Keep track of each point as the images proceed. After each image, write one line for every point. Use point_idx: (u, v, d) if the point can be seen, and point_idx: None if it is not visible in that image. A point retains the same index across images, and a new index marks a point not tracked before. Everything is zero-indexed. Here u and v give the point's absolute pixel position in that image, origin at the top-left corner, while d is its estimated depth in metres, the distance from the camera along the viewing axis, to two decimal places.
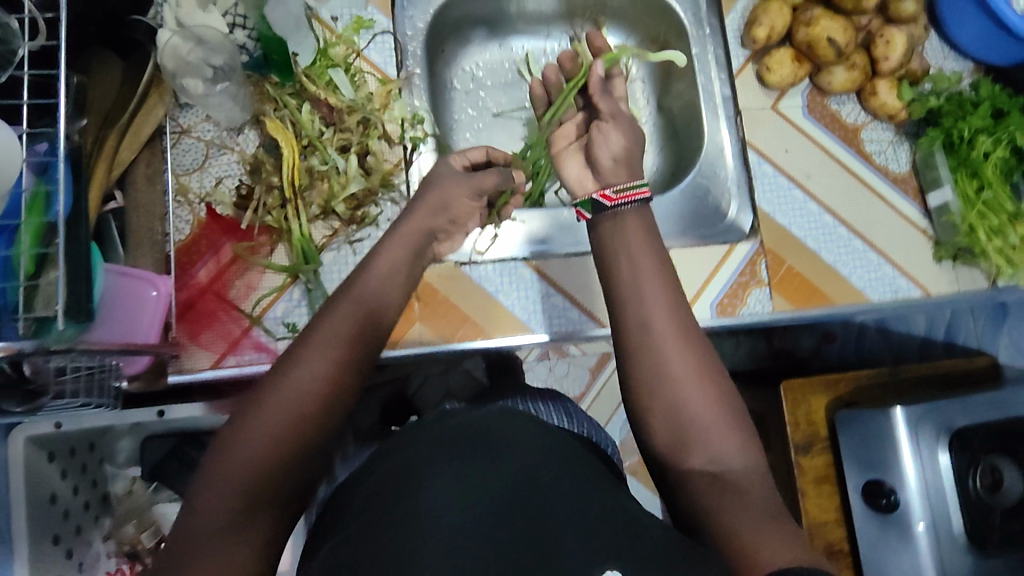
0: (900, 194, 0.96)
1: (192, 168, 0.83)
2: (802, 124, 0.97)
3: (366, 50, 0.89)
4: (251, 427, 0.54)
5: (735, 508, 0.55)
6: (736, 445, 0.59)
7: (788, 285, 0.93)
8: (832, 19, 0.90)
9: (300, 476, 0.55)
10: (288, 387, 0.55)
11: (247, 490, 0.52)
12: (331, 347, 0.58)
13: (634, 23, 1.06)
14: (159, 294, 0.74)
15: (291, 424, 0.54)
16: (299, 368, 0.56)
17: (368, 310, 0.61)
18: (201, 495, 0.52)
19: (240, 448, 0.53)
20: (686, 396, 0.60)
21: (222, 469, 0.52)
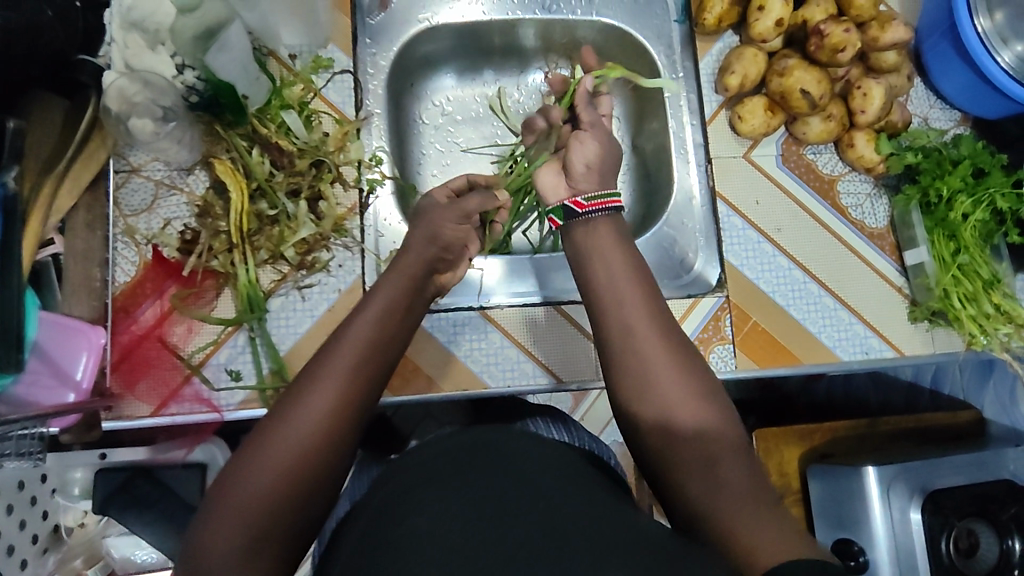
0: (876, 250, 0.93)
1: (140, 208, 0.80)
2: (775, 174, 0.93)
3: (324, 90, 0.87)
4: (256, 460, 0.51)
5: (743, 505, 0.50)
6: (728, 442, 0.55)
7: (752, 343, 0.89)
8: (807, 70, 0.86)
9: (308, 513, 0.52)
10: (290, 420, 0.53)
11: (249, 528, 0.49)
12: (336, 380, 0.55)
13: (610, 59, 1.03)
14: (92, 344, 0.76)
15: (294, 457, 0.51)
16: (302, 400, 0.54)
17: (373, 342, 0.59)
18: (202, 540, 0.49)
19: (244, 482, 0.50)
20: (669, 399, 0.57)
21: (228, 503, 0.50)
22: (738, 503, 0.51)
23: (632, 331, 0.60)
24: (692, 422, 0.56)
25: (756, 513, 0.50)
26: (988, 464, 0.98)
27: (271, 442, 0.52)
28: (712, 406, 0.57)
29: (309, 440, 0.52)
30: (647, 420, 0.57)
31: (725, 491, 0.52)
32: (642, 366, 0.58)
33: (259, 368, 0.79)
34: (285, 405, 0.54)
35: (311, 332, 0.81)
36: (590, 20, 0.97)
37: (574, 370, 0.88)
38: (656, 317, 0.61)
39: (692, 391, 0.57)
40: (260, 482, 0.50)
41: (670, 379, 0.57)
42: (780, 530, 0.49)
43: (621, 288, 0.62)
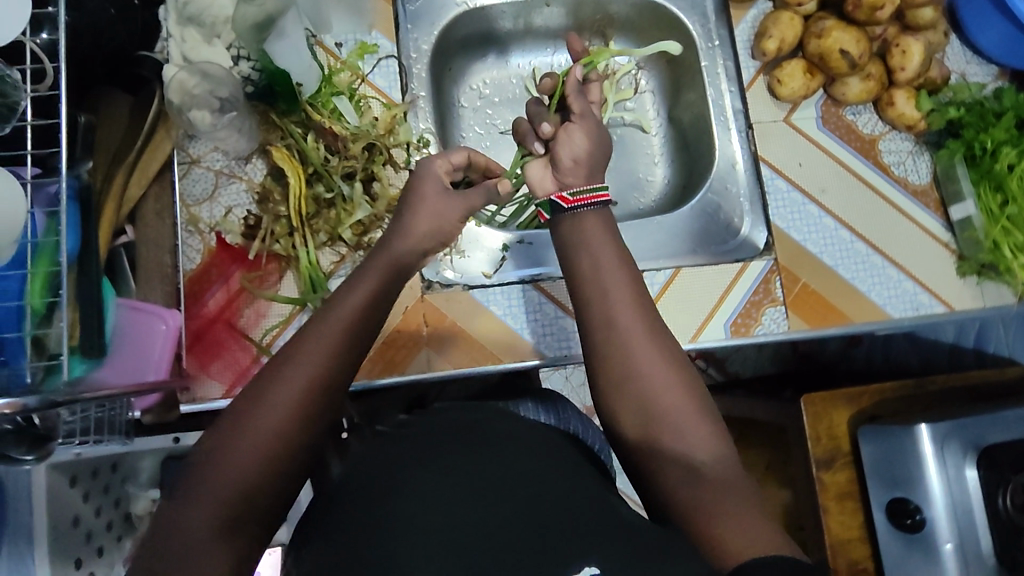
0: (921, 207, 0.94)
1: (201, 197, 0.84)
2: (816, 135, 0.94)
3: (371, 75, 0.90)
4: (238, 438, 0.50)
5: (715, 510, 0.52)
6: (710, 440, 0.56)
7: (803, 303, 0.90)
8: (844, 30, 0.87)
9: (295, 476, 0.52)
10: (278, 385, 0.52)
11: (236, 490, 0.49)
12: (319, 360, 0.54)
13: (643, 34, 1.05)
14: (167, 328, 0.77)
15: (285, 423, 0.51)
16: (290, 367, 0.53)
17: (362, 310, 0.59)
18: (187, 504, 0.48)
19: (225, 460, 0.49)
20: (652, 394, 0.58)
21: (208, 479, 0.49)
22: (717, 499, 0.53)
23: (631, 304, 0.61)
24: (680, 419, 0.57)
25: (737, 511, 0.52)
26: None
27: (259, 408, 0.51)
28: (699, 403, 0.58)
29: (298, 407, 0.52)
30: (626, 412, 0.58)
31: (706, 489, 0.54)
32: (633, 363, 0.58)
33: None
34: (273, 372, 0.53)
35: None
36: None
37: None
38: (639, 306, 0.61)
39: (679, 385, 0.58)
40: (250, 447, 0.50)
41: (662, 375, 0.58)
42: (763, 532, 0.51)
43: (611, 274, 0.63)
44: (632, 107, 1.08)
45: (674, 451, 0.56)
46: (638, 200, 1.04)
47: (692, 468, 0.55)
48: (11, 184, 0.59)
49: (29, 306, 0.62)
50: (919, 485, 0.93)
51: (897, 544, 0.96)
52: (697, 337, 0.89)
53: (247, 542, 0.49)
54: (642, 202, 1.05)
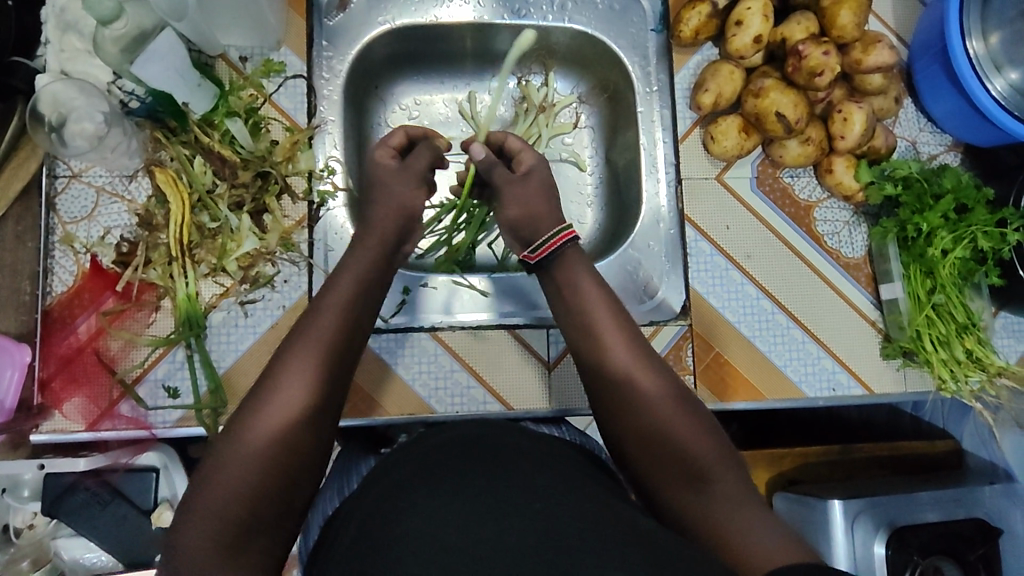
0: (852, 282, 0.89)
1: (80, 216, 0.78)
2: (748, 196, 0.89)
3: (275, 95, 0.84)
4: (235, 458, 0.53)
5: (733, 512, 0.55)
6: (705, 442, 0.60)
7: (713, 374, 0.86)
8: (782, 92, 0.81)
9: (294, 490, 0.54)
10: (273, 394, 0.57)
11: (239, 506, 0.51)
12: (307, 375, 0.58)
13: (582, 69, 0.99)
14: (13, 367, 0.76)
15: (279, 435, 0.55)
16: (282, 381, 0.58)
17: (341, 325, 0.63)
18: (187, 523, 0.50)
19: (226, 479, 0.52)
20: (651, 410, 0.62)
21: (209, 497, 0.51)
22: (726, 503, 0.56)
23: (611, 353, 0.66)
24: (678, 434, 0.60)
25: (752, 516, 0.55)
26: (963, 501, 0.95)
27: (252, 424, 0.55)
28: (698, 423, 0.61)
29: (295, 416, 0.56)
30: (628, 434, 0.62)
31: (715, 500, 0.56)
32: (637, 389, 0.63)
33: (196, 387, 0.76)
34: (265, 386, 0.58)
35: (252, 350, 0.79)
36: (562, 27, 0.93)
37: (525, 398, 0.84)
38: (634, 339, 0.67)
39: (679, 408, 0.62)
40: (246, 463, 0.53)
41: (661, 400, 0.62)
42: (780, 535, 0.53)
43: (604, 326, 0.68)
44: (570, 141, 1.02)
45: (677, 470, 0.59)
46: None
47: (698, 483, 0.57)
48: None
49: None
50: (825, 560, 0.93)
51: None
52: None
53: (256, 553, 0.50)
54: None
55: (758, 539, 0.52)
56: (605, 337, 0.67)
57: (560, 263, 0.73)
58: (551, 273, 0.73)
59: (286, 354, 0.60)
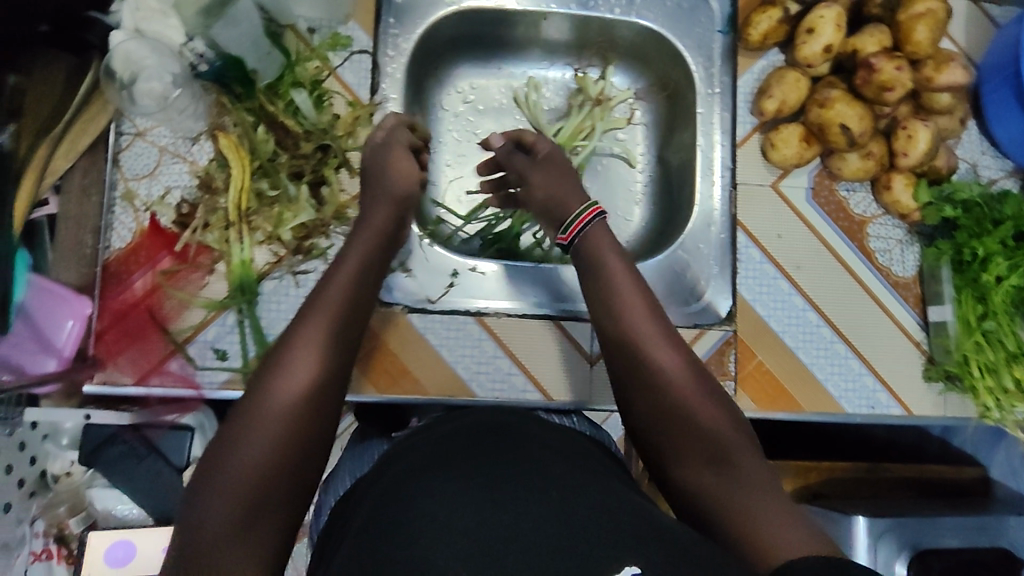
0: (899, 301, 0.89)
1: (142, 173, 0.79)
2: (803, 207, 0.88)
3: (340, 69, 0.84)
4: (247, 435, 0.53)
5: (759, 500, 0.55)
6: (726, 424, 0.60)
7: (753, 382, 0.86)
8: (849, 104, 0.80)
9: (310, 465, 0.54)
10: (279, 376, 0.55)
11: (255, 484, 0.51)
12: (315, 349, 0.57)
13: (643, 64, 0.99)
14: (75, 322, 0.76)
15: (290, 412, 0.54)
16: (292, 357, 0.57)
17: (347, 297, 0.62)
18: (203, 499, 0.50)
19: (239, 457, 0.51)
20: (679, 388, 0.61)
21: (223, 475, 0.51)
22: (751, 492, 0.56)
23: (637, 327, 0.65)
24: (702, 415, 0.60)
25: (776, 503, 0.55)
26: (988, 529, 0.95)
27: (257, 409, 0.54)
28: (724, 409, 0.61)
29: (306, 389, 0.55)
30: (648, 411, 0.62)
31: (739, 487, 0.56)
32: (663, 370, 0.62)
33: (245, 351, 0.77)
34: (271, 368, 0.57)
35: None
36: (628, 21, 0.92)
37: (565, 389, 0.85)
38: (659, 319, 0.66)
39: (705, 391, 0.62)
40: (261, 439, 0.52)
41: (682, 377, 0.62)
42: (803, 526, 0.53)
43: (632, 300, 0.67)
44: (623, 137, 1.02)
45: (702, 451, 0.58)
46: None
47: (723, 467, 0.57)
48: None
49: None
50: None
51: None
52: None
53: (272, 528, 0.51)
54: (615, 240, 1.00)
55: (782, 528, 0.52)
56: (628, 314, 0.66)
57: (586, 238, 0.73)
58: (578, 247, 0.74)
59: (290, 335, 0.58)
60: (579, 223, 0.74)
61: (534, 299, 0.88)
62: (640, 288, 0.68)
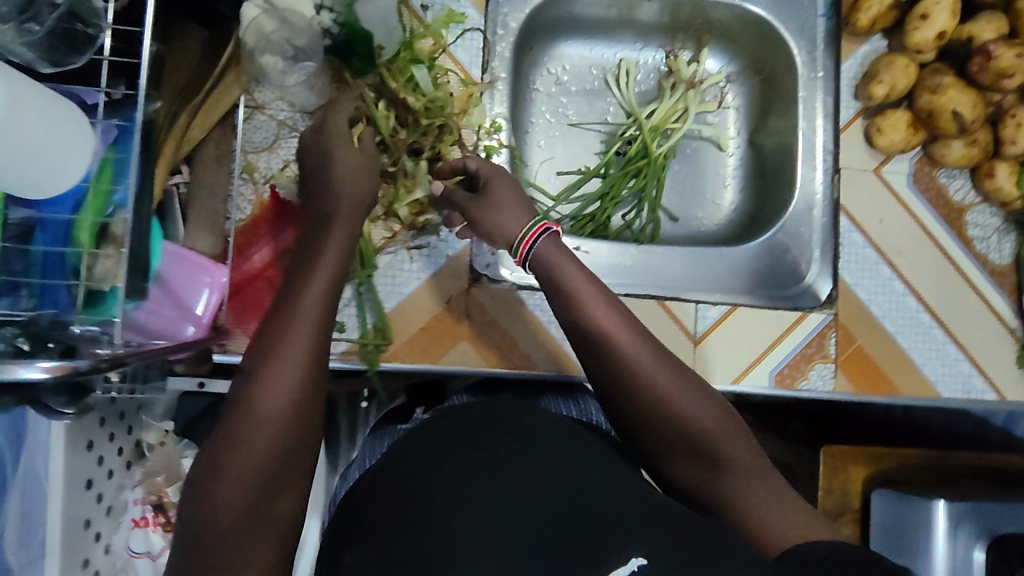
0: (995, 287, 0.90)
1: (261, 147, 0.80)
2: (904, 193, 0.89)
3: (453, 46, 0.84)
4: (240, 439, 0.53)
5: (752, 488, 0.59)
6: (707, 408, 0.62)
7: (853, 365, 0.87)
8: (961, 91, 0.81)
9: (303, 460, 0.56)
10: (259, 396, 0.54)
11: (256, 484, 0.52)
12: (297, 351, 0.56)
13: (738, 47, 1.00)
14: (212, 282, 0.74)
15: (282, 418, 0.54)
16: (278, 359, 0.56)
17: (327, 296, 0.60)
18: (209, 496, 0.52)
19: (235, 460, 0.52)
20: (657, 389, 0.62)
21: (221, 476, 0.52)
22: (739, 479, 0.60)
23: (606, 330, 0.64)
24: (684, 409, 0.62)
25: (762, 483, 0.59)
26: None
27: (248, 410, 0.54)
28: (704, 397, 0.63)
29: (295, 393, 0.55)
30: (629, 415, 0.64)
31: (725, 476, 0.60)
32: (638, 376, 0.62)
33: (363, 322, 0.80)
34: (252, 381, 0.55)
35: (417, 294, 0.83)
36: (732, 5, 0.93)
37: None
38: (625, 320, 0.65)
39: (685, 385, 0.63)
40: (256, 445, 0.53)
41: (659, 375, 0.63)
42: (787, 501, 0.58)
43: (592, 303, 0.65)
44: (713, 121, 1.03)
45: (688, 449, 0.62)
46: (701, 220, 1.01)
47: (708, 459, 0.61)
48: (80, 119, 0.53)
49: (78, 222, 0.57)
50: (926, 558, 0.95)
51: None
52: (739, 379, 0.86)
53: (276, 519, 0.54)
54: (705, 223, 1.01)
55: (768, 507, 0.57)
56: (596, 324, 0.64)
57: (536, 256, 0.69)
58: (533, 265, 0.69)
59: (269, 345, 0.56)
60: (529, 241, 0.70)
61: (632, 279, 0.89)
62: (603, 292, 0.66)
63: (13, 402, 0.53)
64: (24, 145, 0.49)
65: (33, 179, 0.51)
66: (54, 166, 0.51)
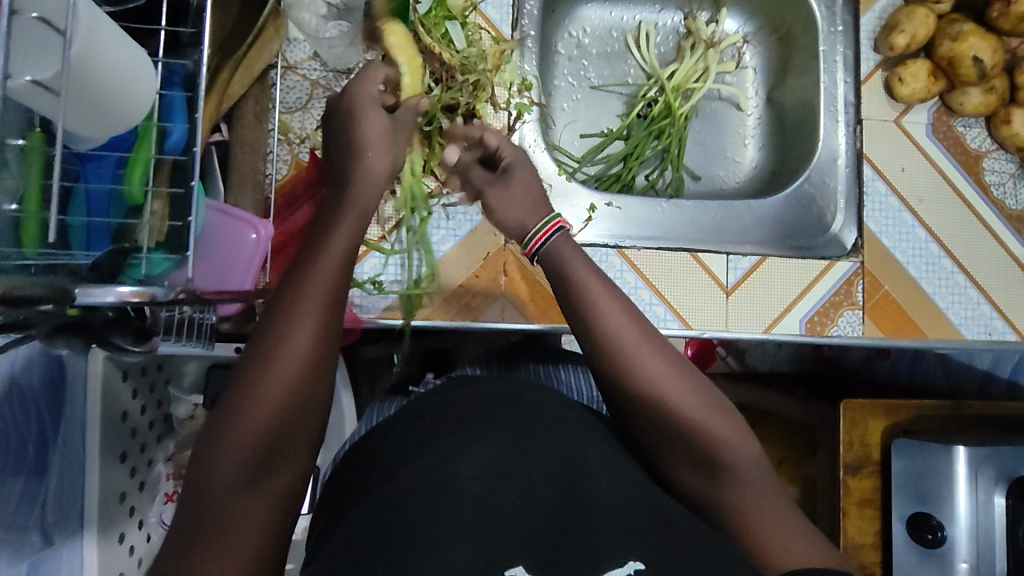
0: (1012, 232, 0.92)
1: (295, 106, 0.80)
2: (924, 141, 0.92)
3: (483, 5, 0.86)
4: (229, 418, 0.46)
5: (758, 507, 0.51)
6: (717, 418, 0.54)
7: (882, 311, 0.89)
8: (981, 37, 0.84)
9: (300, 442, 0.48)
10: (263, 368, 0.46)
11: (243, 468, 0.45)
12: (304, 319, 0.48)
13: (756, 8, 1.01)
14: (258, 238, 0.72)
15: (282, 395, 0.47)
16: (275, 332, 0.48)
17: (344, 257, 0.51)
18: (200, 473, 0.45)
19: (224, 438, 0.45)
20: (666, 389, 0.54)
21: (211, 453, 0.45)
22: (749, 492, 0.52)
23: (607, 325, 0.55)
24: (694, 415, 0.53)
25: (769, 502, 0.51)
26: None
27: (247, 382, 0.47)
28: (713, 401, 0.55)
29: (298, 365, 0.47)
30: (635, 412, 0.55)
31: (732, 489, 0.52)
32: (646, 375, 0.54)
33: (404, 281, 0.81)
34: (256, 351, 0.47)
35: (454, 251, 0.84)
36: None
37: (706, 316, 0.87)
38: (630, 311, 0.56)
39: (698, 389, 0.55)
40: (247, 425, 0.46)
41: (666, 375, 0.54)
42: (791, 518, 0.51)
43: (597, 295, 0.56)
44: (732, 81, 1.05)
45: (693, 459, 0.54)
46: (722, 178, 1.03)
47: (714, 472, 0.53)
48: (146, 70, 0.55)
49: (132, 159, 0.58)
50: (947, 502, 0.91)
51: (911, 556, 0.95)
52: (771, 328, 0.87)
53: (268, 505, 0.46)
54: (727, 181, 1.03)
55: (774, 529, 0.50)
56: (600, 317, 0.55)
57: (549, 251, 0.60)
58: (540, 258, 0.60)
59: (274, 313, 0.48)
60: (543, 236, 0.62)
61: (662, 234, 0.90)
62: (610, 286, 0.57)
63: (79, 343, 0.53)
64: (84, 99, 0.50)
65: (72, 122, 0.52)
66: (99, 119, 0.53)
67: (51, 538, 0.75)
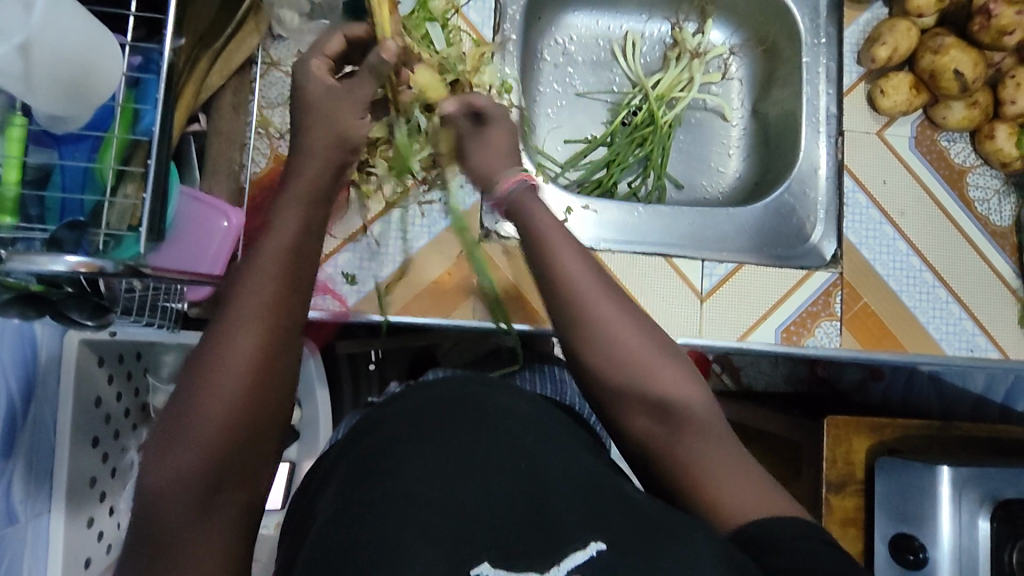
0: (997, 248, 0.91)
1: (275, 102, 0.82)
2: (906, 154, 0.92)
3: (465, 8, 0.88)
4: (184, 430, 0.44)
5: (715, 468, 0.50)
6: (672, 376, 0.53)
7: (859, 322, 0.88)
8: (963, 50, 0.84)
9: (258, 450, 0.47)
10: (214, 374, 0.45)
11: (200, 483, 0.44)
12: (254, 322, 0.46)
13: (743, 20, 1.02)
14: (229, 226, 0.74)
15: (237, 406, 0.45)
16: (227, 340, 0.45)
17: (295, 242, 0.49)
18: (153, 490, 0.44)
19: (179, 452, 0.44)
20: (640, 354, 0.53)
21: (164, 469, 0.44)
22: (707, 446, 0.52)
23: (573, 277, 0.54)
24: (657, 375, 0.53)
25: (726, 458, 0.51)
26: None
27: (200, 392, 0.44)
28: (661, 353, 0.55)
29: (251, 373, 0.45)
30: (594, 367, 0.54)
31: (692, 446, 0.52)
32: (611, 336, 0.53)
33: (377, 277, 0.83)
34: (206, 357, 0.45)
35: (426, 249, 0.84)
36: None
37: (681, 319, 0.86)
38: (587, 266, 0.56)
39: (647, 348, 0.54)
40: (201, 438, 0.44)
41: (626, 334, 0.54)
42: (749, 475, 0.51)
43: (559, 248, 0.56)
44: (717, 92, 1.05)
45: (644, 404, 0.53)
46: (706, 188, 1.03)
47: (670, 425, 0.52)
48: (115, 54, 0.57)
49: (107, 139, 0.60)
50: (928, 524, 0.88)
51: None
52: (746, 336, 0.86)
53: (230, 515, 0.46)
54: (711, 191, 1.03)
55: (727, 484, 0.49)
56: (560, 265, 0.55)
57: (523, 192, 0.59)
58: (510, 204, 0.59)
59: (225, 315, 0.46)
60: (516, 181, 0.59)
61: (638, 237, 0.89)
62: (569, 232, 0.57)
63: (35, 315, 0.53)
64: (44, 68, 0.51)
65: (45, 102, 0.54)
66: (66, 94, 0.54)
67: (19, 519, 0.75)
